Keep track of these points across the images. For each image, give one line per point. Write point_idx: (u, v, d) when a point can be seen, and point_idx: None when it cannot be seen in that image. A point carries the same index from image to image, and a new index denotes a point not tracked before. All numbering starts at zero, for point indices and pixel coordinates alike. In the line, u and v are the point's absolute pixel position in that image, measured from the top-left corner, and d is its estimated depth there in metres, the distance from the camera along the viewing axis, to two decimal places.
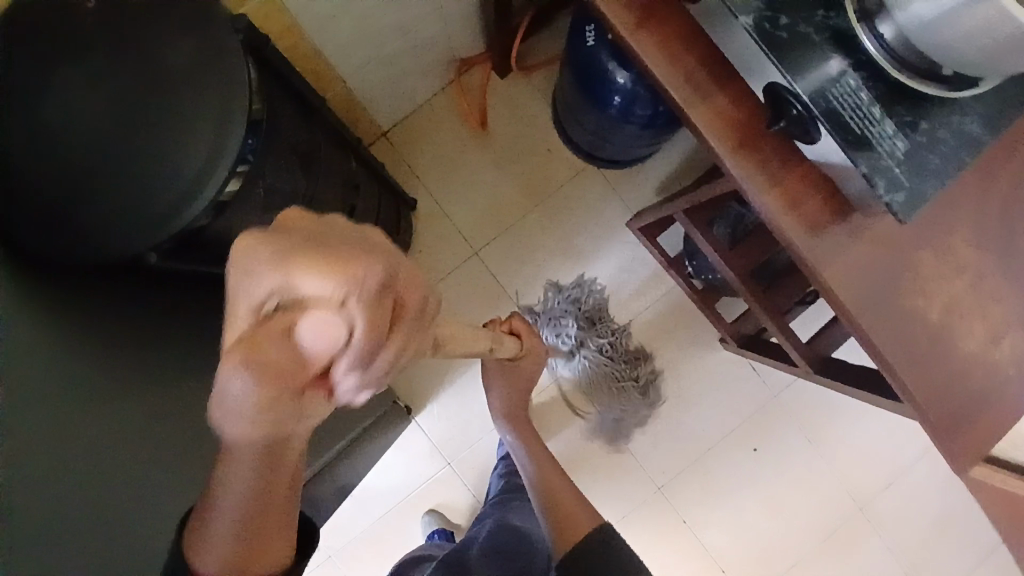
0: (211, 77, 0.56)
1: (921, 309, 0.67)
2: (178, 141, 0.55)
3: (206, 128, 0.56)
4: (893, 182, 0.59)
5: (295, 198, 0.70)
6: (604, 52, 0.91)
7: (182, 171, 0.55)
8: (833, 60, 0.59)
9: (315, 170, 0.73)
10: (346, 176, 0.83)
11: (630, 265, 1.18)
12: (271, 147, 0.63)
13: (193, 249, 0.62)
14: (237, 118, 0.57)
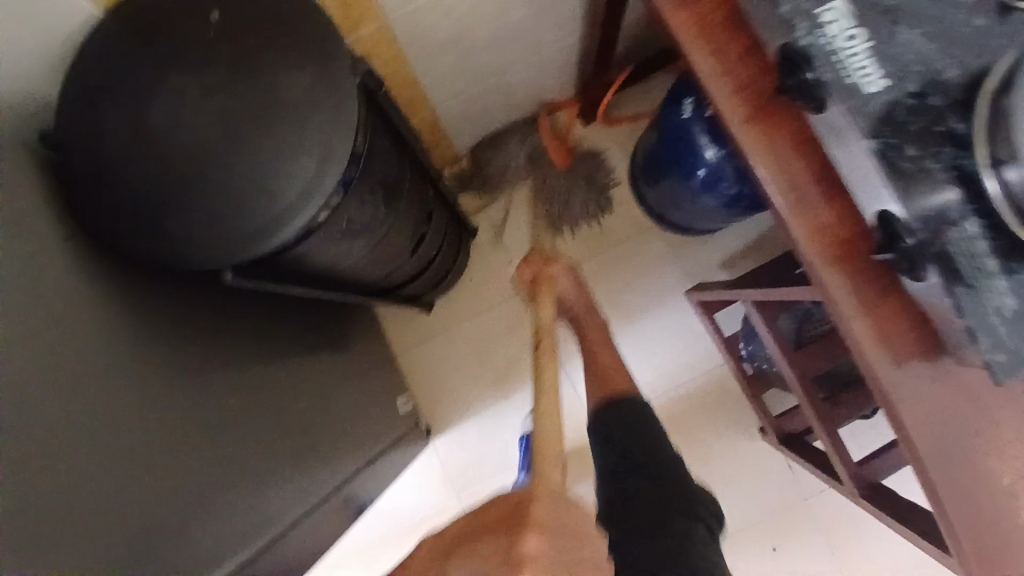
0: (320, 108, 0.55)
1: (993, 472, 0.63)
2: (275, 169, 0.54)
3: (308, 160, 0.55)
4: (997, 339, 0.56)
5: (371, 228, 0.70)
6: (699, 125, 0.88)
7: (278, 198, 0.55)
8: (953, 202, 0.56)
9: (395, 202, 0.72)
10: (422, 206, 0.82)
11: (680, 333, 1.15)
12: (364, 181, 0.63)
13: (267, 267, 0.62)
14: (339, 151, 0.56)
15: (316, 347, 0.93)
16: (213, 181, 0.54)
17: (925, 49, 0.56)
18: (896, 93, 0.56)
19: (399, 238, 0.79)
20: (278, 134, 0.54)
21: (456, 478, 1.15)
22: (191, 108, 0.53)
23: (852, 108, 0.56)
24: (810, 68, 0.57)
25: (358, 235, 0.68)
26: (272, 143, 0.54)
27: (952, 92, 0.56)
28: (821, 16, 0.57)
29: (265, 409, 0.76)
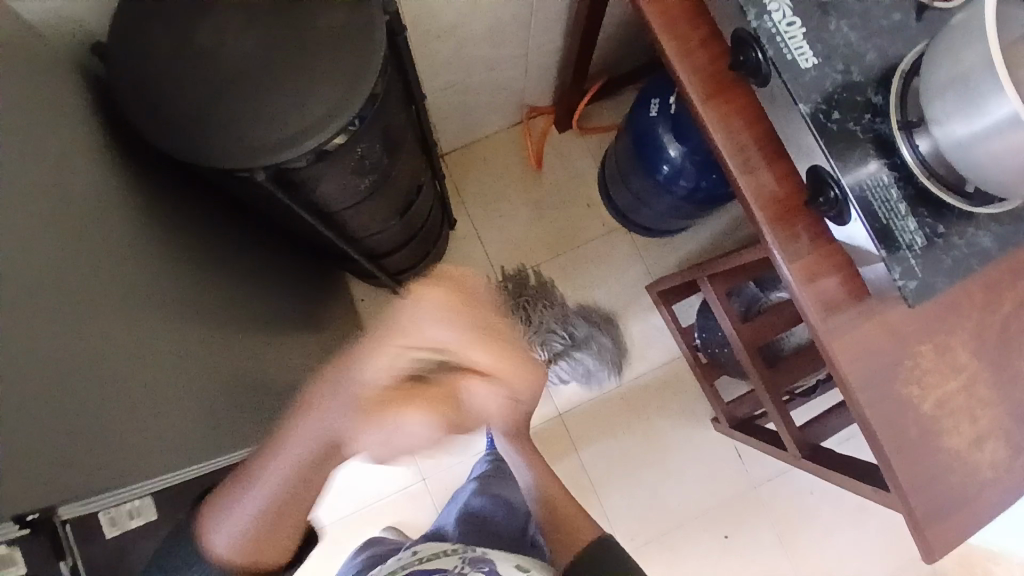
0: (354, 44, 0.63)
1: (915, 398, 0.73)
2: (305, 87, 0.61)
3: (338, 84, 0.62)
4: (908, 270, 0.68)
5: (377, 172, 0.77)
6: (663, 125, 1.00)
7: (311, 113, 0.61)
8: (873, 158, 0.68)
9: (399, 153, 0.80)
10: (417, 170, 0.90)
11: (640, 326, 1.24)
12: (380, 119, 0.71)
13: (287, 187, 0.68)
14: (367, 81, 0.62)
15: (303, 306, 0.97)
16: (254, 92, 0.61)
17: (850, 37, 0.70)
18: (826, 70, 0.69)
19: (395, 195, 0.86)
20: (317, 59, 0.62)
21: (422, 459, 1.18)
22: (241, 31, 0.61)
23: (791, 78, 0.69)
24: (758, 47, 0.70)
25: (364, 173, 0.75)
26: (309, 65, 0.61)
27: (872, 71, 0.70)
28: (768, 7, 0.70)
29: (260, 342, 0.80)
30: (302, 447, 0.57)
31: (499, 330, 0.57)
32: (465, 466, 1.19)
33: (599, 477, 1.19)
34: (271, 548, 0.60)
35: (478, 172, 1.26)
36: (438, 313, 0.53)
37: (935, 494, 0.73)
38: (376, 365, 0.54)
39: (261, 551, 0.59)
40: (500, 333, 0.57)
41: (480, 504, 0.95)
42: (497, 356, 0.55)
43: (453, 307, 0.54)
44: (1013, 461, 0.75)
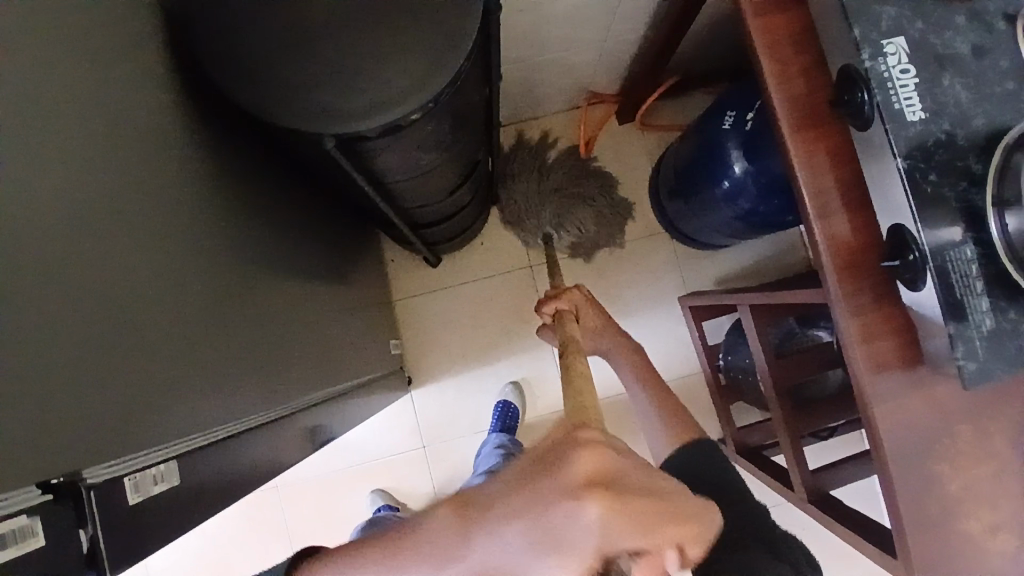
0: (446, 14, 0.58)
1: (944, 476, 0.71)
2: (393, 51, 0.57)
3: (426, 55, 0.58)
4: (971, 350, 0.65)
5: (442, 146, 0.74)
6: (734, 139, 0.95)
7: (392, 82, 0.58)
8: (958, 226, 0.65)
9: (464, 130, 0.76)
10: (477, 145, 0.86)
11: (665, 336, 1.22)
12: (457, 97, 0.67)
13: (351, 151, 0.65)
14: (455, 57, 0.59)
15: (339, 263, 0.95)
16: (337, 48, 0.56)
17: (962, 97, 0.65)
18: (932, 125, 0.65)
19: (451, 169, 0.83)
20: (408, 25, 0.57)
21: (425, 428, 1.18)
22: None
23: (894, 129, 0.65)
24: (867, 89, 0.66)
25: (430, 147, 0.71)
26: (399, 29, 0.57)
27: (976, 137, 0.65)
28: (885, 48, 0.65)
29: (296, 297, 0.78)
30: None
31: (616, 484, 0.34)
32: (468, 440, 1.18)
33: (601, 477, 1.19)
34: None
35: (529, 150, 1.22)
36: (613, 496, 0.33)
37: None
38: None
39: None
40: (626, 479, 0.34)
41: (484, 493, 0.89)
42: (647, 517, 0.34)
43: (542, 477, 0.34)
44: None
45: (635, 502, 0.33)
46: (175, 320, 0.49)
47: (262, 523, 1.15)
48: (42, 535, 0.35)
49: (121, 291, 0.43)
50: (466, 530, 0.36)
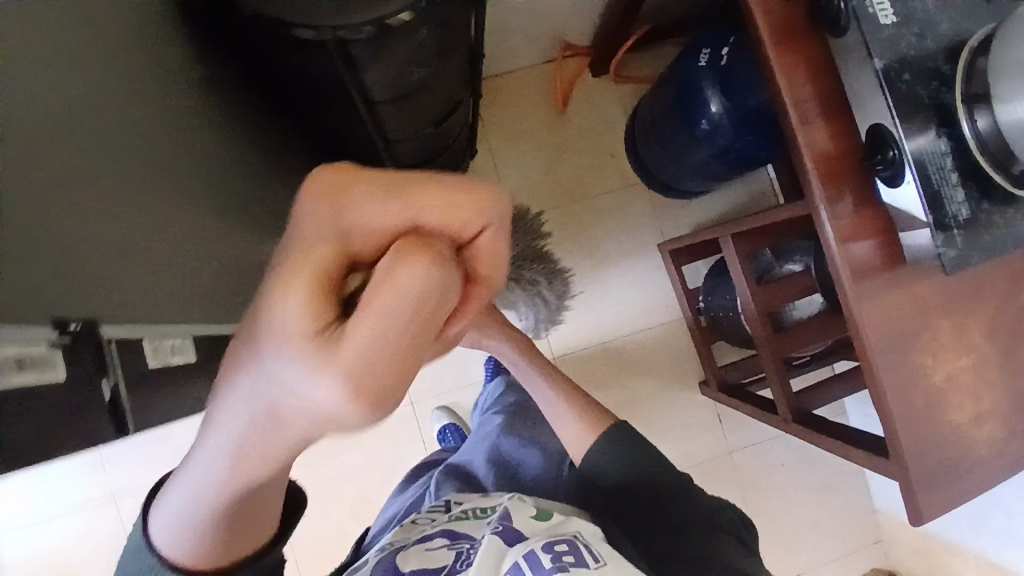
0: None
1: (927, 369, 0.74)
2: None
3: None
4: (949, 238, 0.69)
5: (429, 66, 0.73)
6: (709, 78, 0.97)
7: None
8: (932, 125, 0.68)
9: (452, 52, 0.76)
10: (463, 78, 0.86)
11: (646, 285, 1.26)
12: (447, 9, 0.66)
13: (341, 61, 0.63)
14: None
15: None
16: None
17: (928, 2, 0.69)
18: (902, 29, 0.68)
19: (436, 98, 0.82)
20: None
21: (412, 384, 1.22)
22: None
23: (871, 31, 0.68)
24: None
25: (419, 64, 0.71)
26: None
27: (944, 40, 0.69)
28: None
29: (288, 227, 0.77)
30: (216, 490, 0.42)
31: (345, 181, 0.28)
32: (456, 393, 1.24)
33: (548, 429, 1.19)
34: (234, 546, 0.53)
35: (505, 105, 1.22)
36: (346, 177, 0.28)
37: (933, 466, 0.75)
38: (290, 301, 0.27)
39: (231, 545, 0.52)
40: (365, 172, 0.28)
41: (519, 451, 0.96)
42: (437, 189, 0.28)
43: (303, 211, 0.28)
44: (1009, 444, 0.77)
45: (385, 180, 0.28)
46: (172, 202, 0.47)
47: None
48: (61, 375, 0.33)
49: (124, 154, 0.41)
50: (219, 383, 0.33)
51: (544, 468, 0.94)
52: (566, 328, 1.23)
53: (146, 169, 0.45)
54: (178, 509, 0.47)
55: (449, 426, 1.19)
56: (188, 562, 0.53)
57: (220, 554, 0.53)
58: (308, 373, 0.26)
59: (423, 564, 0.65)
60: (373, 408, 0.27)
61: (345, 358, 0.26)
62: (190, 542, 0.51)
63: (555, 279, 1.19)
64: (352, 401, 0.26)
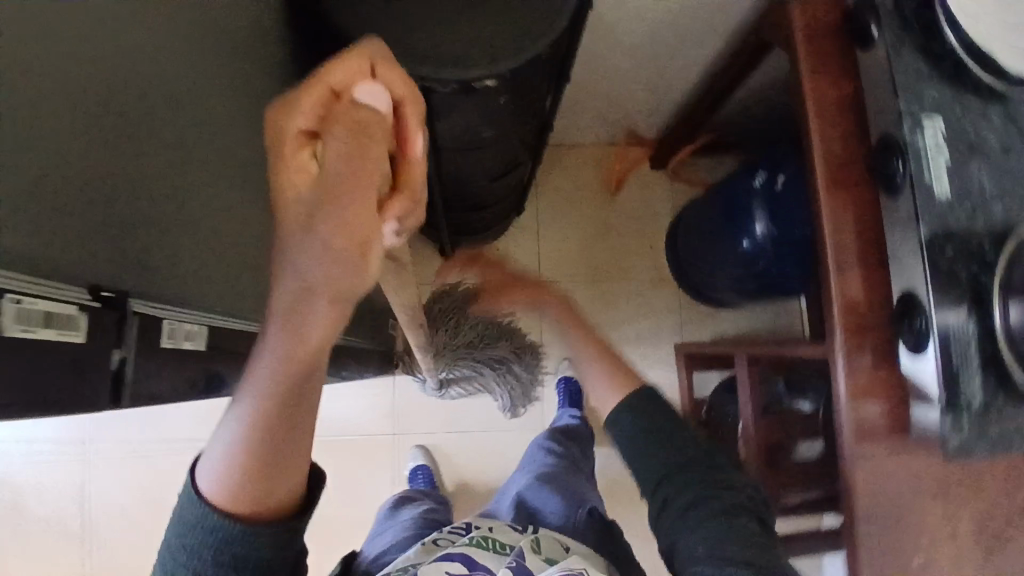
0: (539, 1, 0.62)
1: (905, 546, 0.73)
2: None
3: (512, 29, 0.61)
4: (959, 423, 0.67)
5: (501, 128, 0.77)
6: (760, 201, 0.99)
7: None
8: (965, 304, 0.67)
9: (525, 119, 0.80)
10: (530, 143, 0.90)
11: (653, 381, 1.25)
12: (530, 82, 0.70)
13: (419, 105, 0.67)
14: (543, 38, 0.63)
15: None
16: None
17: (985, 188, 0.70)
18: (954, 205, 0.70)
19: (499, 156, 0.86)
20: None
21: (399, 416, 1.18)
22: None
23: (923, 199, 0.69)
24: (902, 157, 0.71)
25: (489, 124, 0.74)
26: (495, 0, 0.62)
27: (992, 226, 0.70)
28: (924, 125, 0.70)
29: None
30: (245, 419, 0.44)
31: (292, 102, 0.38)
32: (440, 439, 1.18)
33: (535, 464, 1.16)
34: (270, 491, 0.49)
35: (561, 173, 1.27)
36: (292, 108, 0.38)
37: None
38: (283, 170, 0.36)
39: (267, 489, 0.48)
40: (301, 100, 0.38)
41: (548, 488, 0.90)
42: (344, 71, 0.39)
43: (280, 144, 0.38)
44: None
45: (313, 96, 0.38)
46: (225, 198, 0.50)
47: None
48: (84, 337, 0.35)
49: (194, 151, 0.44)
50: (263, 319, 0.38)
51: (568, 515, 0.83)
52: (544, 406, 1.22)
53: (210, 164, 0.48)
54: (232, 444, 0.46)
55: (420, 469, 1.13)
56: (225, 503, 0.49)
57: (258, 503, 0.49)
58: (304, 257, 0.32)
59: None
60: (348, 270, 0.32)
61: (315, 202, 0.33)
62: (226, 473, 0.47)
63: (526, 356, 1.21)
64: (335, 268, 0.32)
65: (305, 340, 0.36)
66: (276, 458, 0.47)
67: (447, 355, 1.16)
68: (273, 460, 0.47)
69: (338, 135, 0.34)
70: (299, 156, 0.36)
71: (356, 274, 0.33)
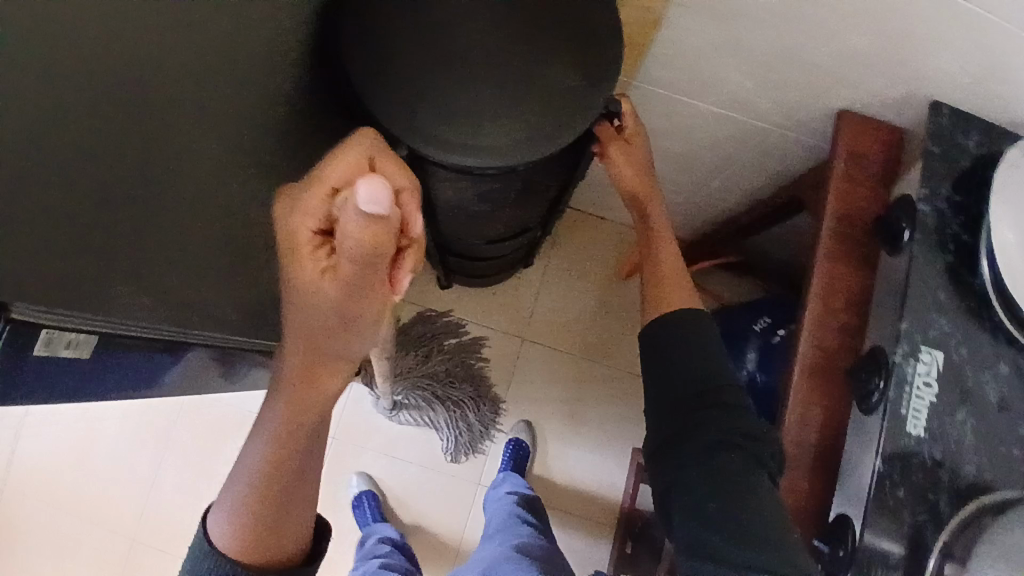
0: (562, 110, 0.61)
1: None
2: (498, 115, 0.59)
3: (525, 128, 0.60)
4: None
5: (502, 204, 0.76)
6: (756, 343, 0.96)
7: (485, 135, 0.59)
8: (896, 548, 0.63)
9: (530, 199, 0.79)
10: (534, 217, 0.89)
11: (603, 473, 1.23)
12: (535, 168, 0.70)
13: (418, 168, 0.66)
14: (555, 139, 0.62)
15: None
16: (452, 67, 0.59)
17: (965, 439, 0.66)
18: (924, 445, 0.65)
19: (499, 226, 0.85)
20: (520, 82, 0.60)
21: (343, 424, 1.17)
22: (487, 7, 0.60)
23: (889, 428, 0.64)
24: (883, 378, 0.65)
25: (489, 199, 0.73)
26: (516, 91, 0.60)
27: (958, 480, 0.65)
28: (921, 354, 0.66)
29: None
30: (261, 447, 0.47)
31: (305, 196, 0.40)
32: (374, 460, 1.17)
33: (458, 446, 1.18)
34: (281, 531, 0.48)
35: (583, 240, 1.27)
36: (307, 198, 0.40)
37: None
38: (299, 268, 0.41)
39: (278, 525, 0.48)
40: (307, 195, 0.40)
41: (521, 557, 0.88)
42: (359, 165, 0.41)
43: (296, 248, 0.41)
44: None
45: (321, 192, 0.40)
46: (183, 220, 0.51)
47: (156, 415, 1.14)
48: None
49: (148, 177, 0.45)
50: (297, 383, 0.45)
51: None
52: (486, 462, 1.20)
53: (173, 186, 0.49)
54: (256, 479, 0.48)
55: (366, 496, 1.13)
56: (236, 553, 0.47)
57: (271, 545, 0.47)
58: (294, 305, 0.42)
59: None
60: (349, 330, 0.43)
61: (333, 302, 0.41)
62: (235, 510, 0.47)
63: (484, 407, 1.20)
64: (315, 327, 0.43)
65: (315, 395, 0.46)
66: (286, 488, 0.48)
67: (409, 379, 1.15)
68: (285, 489, 0.48)
69: (347, 249, 0.37)
70: (317, 258, 0.40)
71: (358, 338, 0.44)
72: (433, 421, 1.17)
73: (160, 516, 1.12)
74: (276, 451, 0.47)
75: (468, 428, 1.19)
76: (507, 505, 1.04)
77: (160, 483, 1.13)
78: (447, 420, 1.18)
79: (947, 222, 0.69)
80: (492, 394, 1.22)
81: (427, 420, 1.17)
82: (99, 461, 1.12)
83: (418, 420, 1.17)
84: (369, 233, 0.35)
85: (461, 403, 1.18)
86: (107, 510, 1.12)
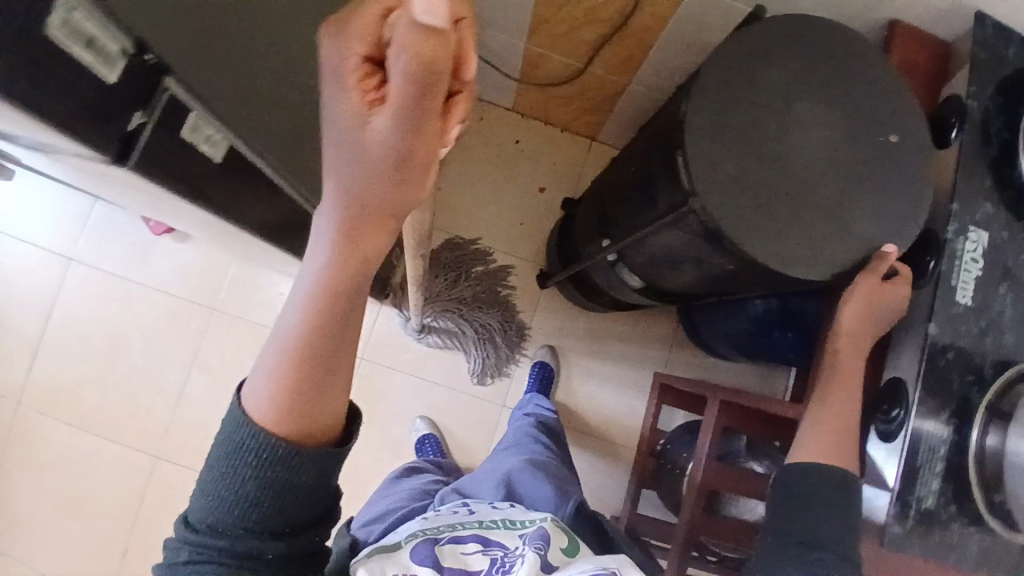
0: (835, 223, 0.65)
1: None
2: (791, 213, 0.63)
3: (795, 234, 0.64)
4: (903, 513, 0.67)
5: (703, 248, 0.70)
6: None
7: (760, 230, 0.63)
8: (945, 412, 0.69)
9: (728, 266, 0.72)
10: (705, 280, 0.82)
11: (623, 399, 1.27)
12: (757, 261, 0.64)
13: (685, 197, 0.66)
14: (820, 248, 0.64)
15: None
16: (775, 172, 0.63)
17: (1005, 313, 0.71)
18: (970, 317, 0.69)
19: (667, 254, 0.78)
20: (789, 223, 0.63)
21: (372, 344, 1.18)
22: (823, 192, 0.64)
23: (941, 300, 0.69)
24: (936, 257, 0.70)
25: (695, 236, 0.68)
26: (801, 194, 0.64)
27: (1001, 350, 0.70)
28: (969, 234, 0.70)
29: None
30: (297, 306, 0.39)
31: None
32: (398, 379, 1.19)
33: (485, 368, 1.21)
34: (314, 406, 0.40)
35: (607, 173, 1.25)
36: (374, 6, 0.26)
37: None
38: (338, 100, 0.28)
39: (312, 402, 0.40)
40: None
41: (531, 478, 0.87)
42: None
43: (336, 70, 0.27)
44: None
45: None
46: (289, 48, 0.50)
47: (179, 327, 1.13)
48: (115, 81, 0.36)
49: None
50: (343, 246, 0.35)
51: (554, 506, 0.81)
52: (512, 384, 1.22)
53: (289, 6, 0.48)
54: (291, 336, 0.39)
55: (429, 438, 1.14)
56: (268, 414, 0.40)
57: (301, 412, 0.40)
58: (331, 162, 0.31)
59: (460, 564, 0.61)
60: (394, 198, 0.31)
61: (376, 154, 0.28)
62: (270, 374, 0.40)
63: (511, 331, 1.22)
64: (358, 187, 0.31)
65: (361, 253, 0.35)
66: (330, 349, 0.40)
67: (438, 302, 1.18)
68: (323, 353, 0.40)
69: (394, 76, 0.24)
70: (359, 86, 0.27)
71: (399, 204, 0.31)
72: (460, 343, 1.19)
73: (184, 429, 1.11)
74: (318, 305, 0.38)
75: (495, 351, 1.21)
76: (522, 426, 1.04)
77: (184, 398, 1.11)
78: (476, 344, 1.20)
79: (991, 119, 0.72)
80: (519, 320, 1.23)
81: (455, 341, 1.19)
82: (122, 374, 1.11)
83: (446, 340, 1.19)
84: (430, 56, 0.23)
85: (490, 329, 1.21)
86: (130, 422, 1.11)
